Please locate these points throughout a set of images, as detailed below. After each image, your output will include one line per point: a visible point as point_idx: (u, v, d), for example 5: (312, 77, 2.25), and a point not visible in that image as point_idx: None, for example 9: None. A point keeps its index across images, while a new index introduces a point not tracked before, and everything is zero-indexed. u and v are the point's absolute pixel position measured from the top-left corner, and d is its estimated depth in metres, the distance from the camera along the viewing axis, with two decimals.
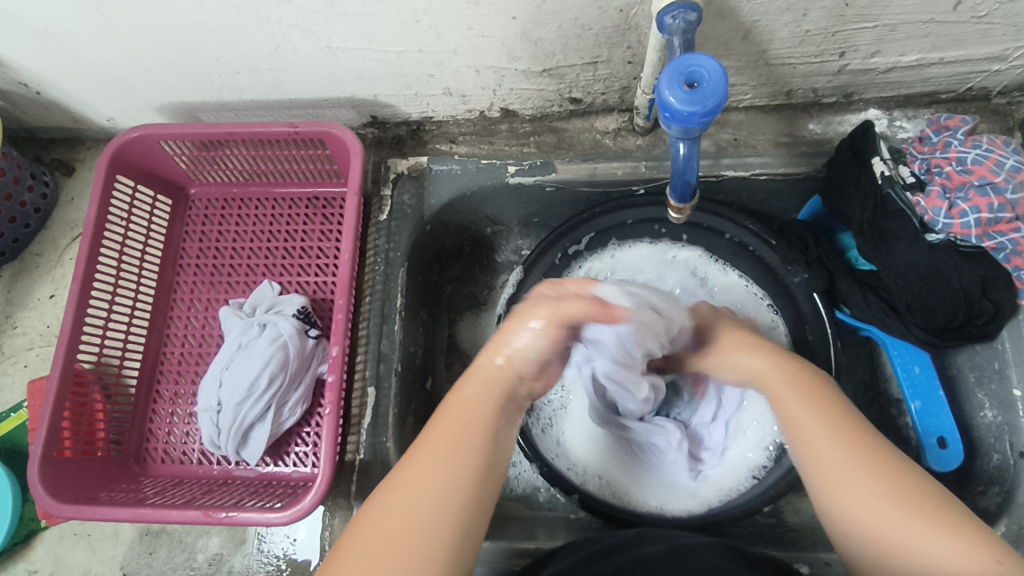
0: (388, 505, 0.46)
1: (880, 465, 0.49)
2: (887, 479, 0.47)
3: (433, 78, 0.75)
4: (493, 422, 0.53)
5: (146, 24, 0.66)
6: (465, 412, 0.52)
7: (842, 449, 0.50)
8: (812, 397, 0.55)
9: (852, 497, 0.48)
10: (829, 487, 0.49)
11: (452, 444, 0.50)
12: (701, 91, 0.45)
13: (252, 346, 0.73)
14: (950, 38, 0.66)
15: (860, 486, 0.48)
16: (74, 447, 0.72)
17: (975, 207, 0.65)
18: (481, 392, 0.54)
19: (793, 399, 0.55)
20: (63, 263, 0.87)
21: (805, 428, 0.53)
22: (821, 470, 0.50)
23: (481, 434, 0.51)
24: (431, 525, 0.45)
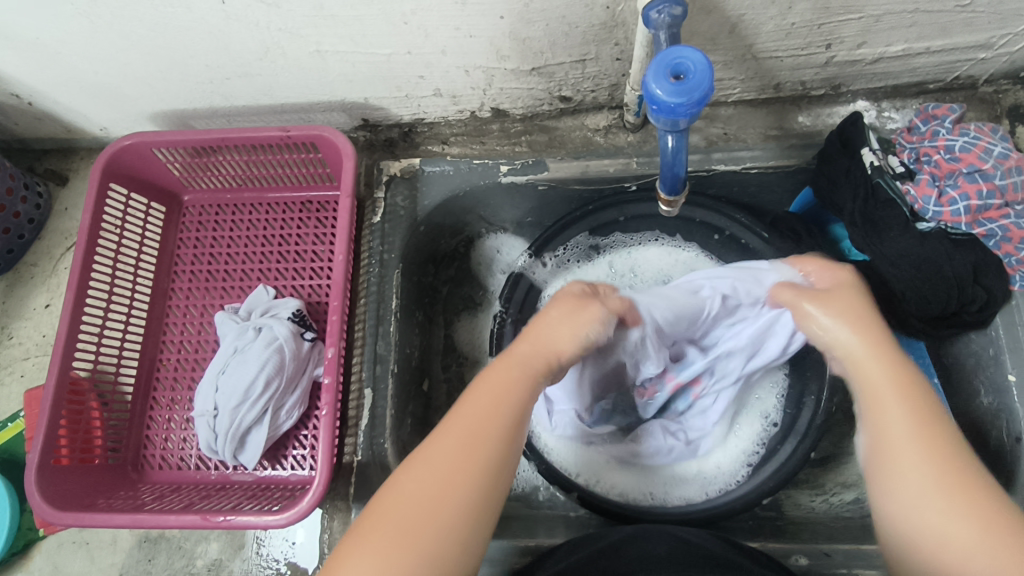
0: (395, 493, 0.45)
1: (953, 467, 0.44)
2: (955, 488, 0.43)
3: (423, 80, 0.75)
4: (521, 414, 0.50)
5: (135, 31, 0.66)
6: (500, 389, 0.50)
7: (919, 446, 0.45)
8: (906, 393, 0.48)
9: (906, 491, 0.45)
10: (893, 480, 0.46)
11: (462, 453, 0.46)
12: (687, 82, 0.45)
13: (248, 349, 0.73)
14: (935, 28, 0.67)
15: (929, 485, 0.44)
16: (71, 455, 0.72)
17: (965, 194, 0.66)
18: (511, 372, 0.51)
19: (879, 380, 0.49)
20: (58, 272, 0.87)
21: (884, 398, 0.48)
22: (897, 470, 0.45)
23: (514, 409, 0.49)
24: (454, 504, 0.44)
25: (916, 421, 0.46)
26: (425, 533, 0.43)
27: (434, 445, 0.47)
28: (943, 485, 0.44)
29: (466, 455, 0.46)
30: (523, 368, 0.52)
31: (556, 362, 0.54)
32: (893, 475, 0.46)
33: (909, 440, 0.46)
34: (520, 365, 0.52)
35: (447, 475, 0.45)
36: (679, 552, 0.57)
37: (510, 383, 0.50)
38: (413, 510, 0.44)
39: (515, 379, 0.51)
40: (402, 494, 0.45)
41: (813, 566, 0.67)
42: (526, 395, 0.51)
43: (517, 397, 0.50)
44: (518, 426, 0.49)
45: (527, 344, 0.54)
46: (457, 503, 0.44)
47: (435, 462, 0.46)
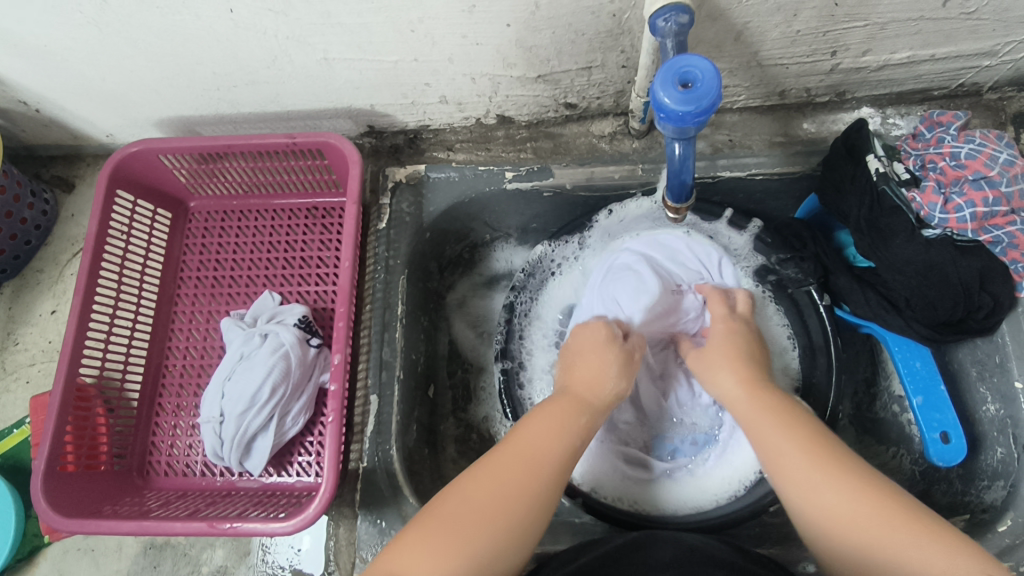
0: (443, 512, 0.51)
1: (841, 473, 0.51)
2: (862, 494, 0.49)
3: (430, 87, 0.76)
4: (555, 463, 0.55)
5: (144, 39, 0.67)
6: (540, 434, 0.56)
7: (803, 455, 0.53)
8: (775, 411, 0.57)
9: (819, 500, 0.50)
10: (799, 489, 0.52)
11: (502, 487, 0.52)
12: (695, 91, 0.45)
13: (254, 356, 0.73)
14: (940, 35, 0.67)
15: (820, 482, 0.51)
16: (77, 461, 0.72)
17: (971, 201, 0.66)
18: (566, 409, 0.59)
19: (761, 416, 0.57)
20: (64, 278, 0.87)
21: (767, 434, 0.56)
22: (803, 487, 0.51)
23: (562, 450, 0.56)
24: (504, 526, 0.51)
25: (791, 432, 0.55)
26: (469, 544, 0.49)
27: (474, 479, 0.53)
28: (844, 489, 0.50)
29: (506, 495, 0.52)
30: (578, 413, 0.59)
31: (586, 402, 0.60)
32: (799, 493, 0.52)
33: (798, 463, 0.52)
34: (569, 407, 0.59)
35: (496, 502, 0.51)
36: (686, 560, 0.57)
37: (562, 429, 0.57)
38: (473, 513, 0.51)
39: (561, 430, 0.57)
40: (447, 507, 0.51)
41: (821, 572, 0.67)
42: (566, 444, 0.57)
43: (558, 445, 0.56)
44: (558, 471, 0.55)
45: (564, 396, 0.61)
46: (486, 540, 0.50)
47: (478, 488, 0.52)
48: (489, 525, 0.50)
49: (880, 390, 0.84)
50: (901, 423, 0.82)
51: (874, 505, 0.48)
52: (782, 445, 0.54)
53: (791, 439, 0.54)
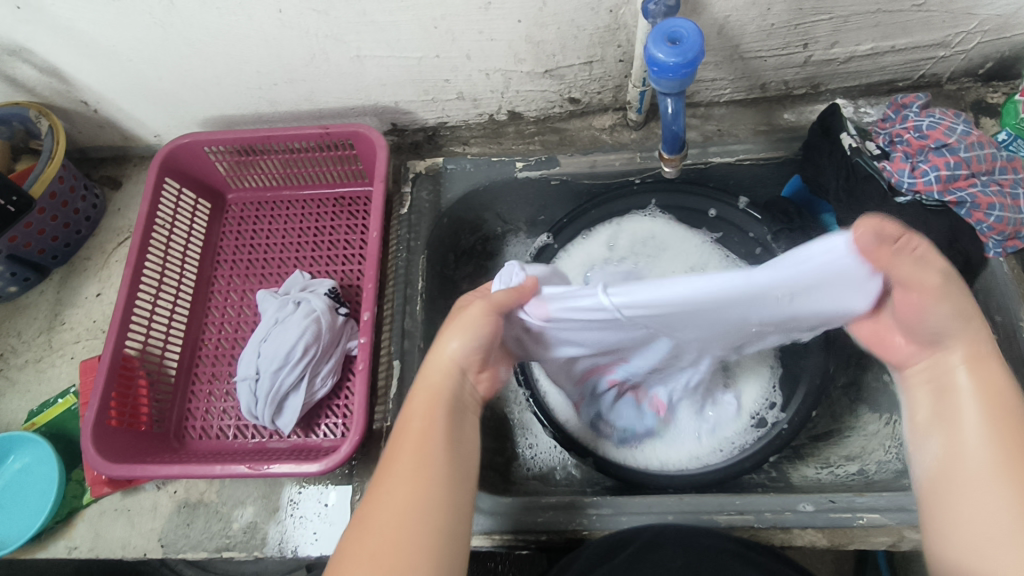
0: (383, 506, 0.49)
1: (1020, 448, 0.48)
2: (1013, 481, 0.47)
3: (449, 83, 0.85)
4: (438, 442, 0.52)
5: (202, 38, 0.76)
6: (412, 432, 0.52)
7: (987, 444, 0.49)
8: (992, 397, 0.51)
9: (978, 502, 0.48)
10: (954, 519, 0.49)
11: (408, 487, 0.49)
12: (682, 46, 0.53)
13: (288, 320, 0.78)
14: (896, 27, 0.76)
15: (991, 488, 0.48)
16: (122, 419, 0.77)
17: (935, 166, 0.73)
18: (432, 398, 0.54)
19: (963, 399, 0.52)
20: (109, 265, 0.94)
21: (967, 460, 0.49)
22: (969, 501, 0.48)
23: (441, 442, 0.52)
24: (413, 540, 0.47)
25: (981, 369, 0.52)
26: (403, 547, 0.47)
27: (382, 486, 0.50)
28: (993, 491, 0.47)
29: (411, 500, 0.49)
30: (441, 397, 0.54)
31: (462, 388, 0.56)
32: (966, 510, 0.48)
33: (985, 445, 0.49)
34: (429, 396, 0.54)
35: (413, 466, 0.50)
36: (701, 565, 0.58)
37: (429, 415, 0.53)
38: (389, 524, 0.48)
39: (425, 431, 0.52)
40: (382, 509, 0.48)
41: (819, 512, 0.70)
42: (446, 430, 0.53)
43: (439, 417, 0.53)
44: (452, 433, 0.54)
45: (433, 374, 0.55)
46: (415, 541, 0.47)
47: (398, 487, 0.50)
48: (403, 527, 0.48)
49: None
50: None
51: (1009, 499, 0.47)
52: (972, 440, 0.50)
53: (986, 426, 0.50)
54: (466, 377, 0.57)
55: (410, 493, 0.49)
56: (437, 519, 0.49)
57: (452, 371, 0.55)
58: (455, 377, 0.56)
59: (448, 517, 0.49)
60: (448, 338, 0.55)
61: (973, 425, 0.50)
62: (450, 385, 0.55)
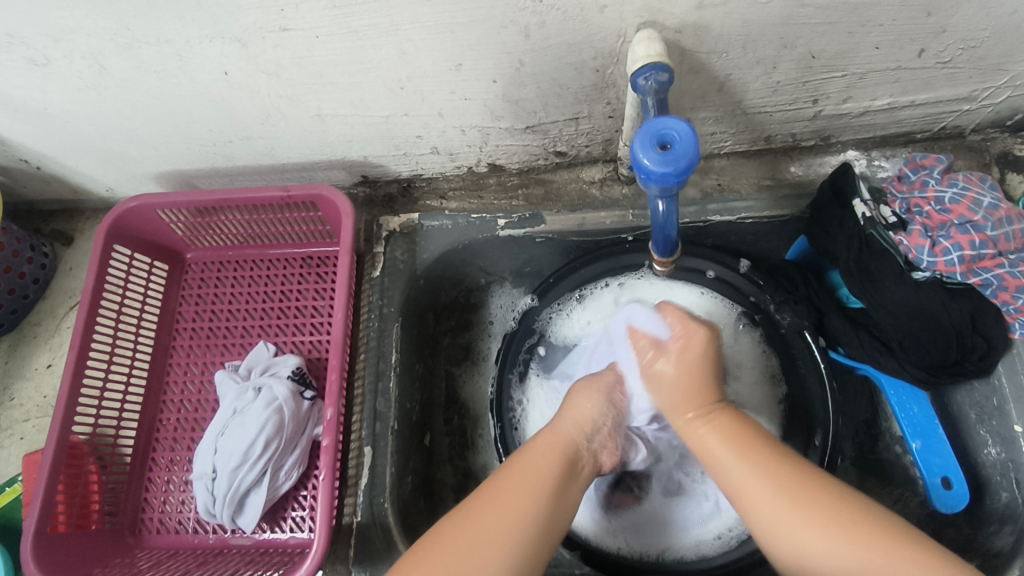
0: (469, 518, 0.54)
1: (809, 496, 0.53)
2: (846, 530, 0.51)
3: (421, 139, 0.77)
4: (558, 482, 0.58)
5: (142, 101, 0.68)
6: (533, 471, 0.58)
7: (765, 478, 0.55)
8: (727, 433, 0.59)
9: (766, 508, 0.54)
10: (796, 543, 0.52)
11: (501, 513, 0.54)
12: (673, 152, 0.45)
13: (247, 410, 0.72)
14: (918, 82, 0.68)
15: (792, 515, 0.52)
16: (69, 521, 0.71)
17: (958, 244, 0.65)
18: (550, 448, 0.60)
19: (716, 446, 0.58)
20: (60, 332, 0.87)
21: (763, 495, 0.54)
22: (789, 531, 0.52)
23: (544, 493, 0.56)
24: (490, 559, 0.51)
25: (758, 452, 0.57)
26: (485, 553, 0.52)
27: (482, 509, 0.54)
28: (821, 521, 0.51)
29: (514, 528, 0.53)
30: (559, 446, 0.60)
31: (581, 446, 0.62)
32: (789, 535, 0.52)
33: (757, 484, 0.55)
34: (559, 444, 0.61)
35: (518, 493, 0.56)
36: None
37: (548, 467, 0.58)
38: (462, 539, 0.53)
39: (545, 477, 0.57)
40: (469, 520, 0.54)
41: None
42: (563, 475, 0.59)
43: (554, 471, 0.58)
44: (568, 476, 0.59)
45: (557, 430, 0.62)
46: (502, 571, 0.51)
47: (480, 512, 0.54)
48: (498, 554, 0.52)
49: (880, 432, 0.83)
50: (902, 465, 0.81)
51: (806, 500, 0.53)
52: (764, 486, 0.54)
53: (760, 475, 0.55)
54: (591, 442, 0.63)
55: (507, 520, 0.54)
56: (531, 550, 0.53)
57: (582, 426, 0.63)
58: (570, 437, 0.62)
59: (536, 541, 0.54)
60: (585, 402, 0.65)
61: (742, 466, 0.56)
62: (565, 440, 0.61)
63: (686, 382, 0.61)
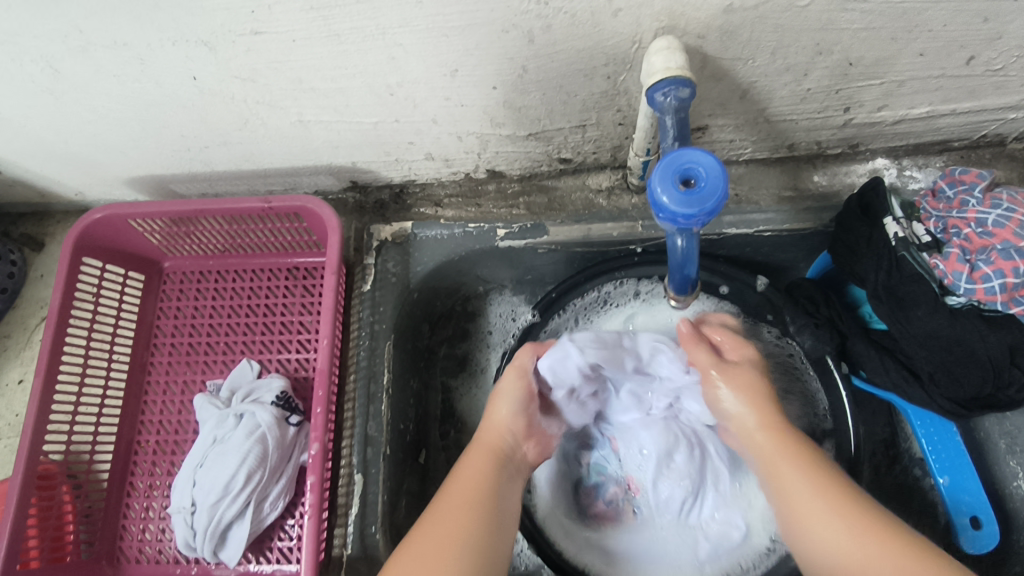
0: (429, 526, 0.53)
1: (893, 544, 0.47)
2: (868, 531, 0.49)
3: (414, 145, 0.70)
4: (488, 489, 0.57)
5: (105, 106, 0.62)
6: (471, 476, 0.58)
7: (817, 492, 0.52)
8: (818, 478, 0.54)
9: (824, 532, 0.50)
10: (809, 524, 0.51)
11: (452, 512, 0.53)
12: (697, 190, 0.40)
13: (228, 440, 0.68)
14: (962, 91, 0.62)
15: (824, 509, 0.51)
16: (41, 556, 0.67)
17: (1000, 271, 0.60)
18: (480, 453, 0.60)
19: (785, 464, 0.56)
20: (31, 345, 0.82)
21: (801, 508, 0.53)
22: (817, 525, 0.51)
23: (483, 488, 0.56)
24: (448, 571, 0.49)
25: (795, 449, 0.56)
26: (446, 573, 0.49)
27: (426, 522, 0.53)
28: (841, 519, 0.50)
29: (463, 518, 0.52)
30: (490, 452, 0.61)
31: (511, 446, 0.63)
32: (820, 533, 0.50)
33: (803, 489, 0.53)
34: (486, 446, 0.61)
35: (464, 493, 0.55)
36: None
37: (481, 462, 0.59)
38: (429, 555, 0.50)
39: (483, 473, 0.58)
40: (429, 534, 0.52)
41: None
42: (496, 474, 0.59)
43: (489, 462, 0.59)
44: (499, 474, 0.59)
45: (488, 433, 0.63)
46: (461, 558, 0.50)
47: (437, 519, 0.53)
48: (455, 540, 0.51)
49: (899, 453, 0.79)
50: (922, 489, 0.77)
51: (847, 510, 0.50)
52: (802, 492, 0.53)
53: (807, 481, 0.53)
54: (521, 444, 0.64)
55: (456, 522, 0.52)
56: (481, 540, 0.51)
57: (507, 429, 0.63)
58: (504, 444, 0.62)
59: (483, 546, 0.51)
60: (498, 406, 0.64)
61: (799, 478, 0.54)
62: (498, 442, 0.62)
63: (755, 381, 0.62)
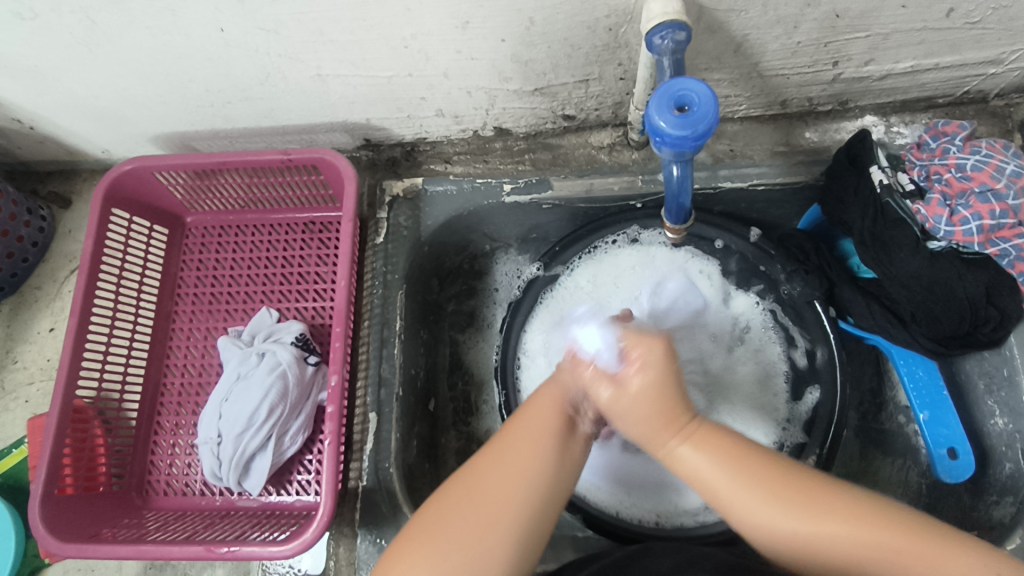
0: (482, 485, 0.51)
1: (819, 500, 0.47)
2: (815, 506, 0.47)
3: (426, 101, 0.74)
4: (558, 438, 0.55)
5: (136, 59, 0.66)
6: (537, 422, 0.55)
7: (741, 484, 0.48)
8: (710, 447, 0.51)
9: (770, 518, 0.47)
10: (760, 523, 0.48)
11: (519, 464, 0.52)
12: (692, 115, 0.45)
13: (252, 375, 0.72)
14: (944, 44, 0.66)
15: (770, 505, 0.48)
16: (76, 484, 0.72)
17: (977, 214, 0.64)
18: (549, 399, 0.57)
19: (699, 448, 0.51)
20: (61, 296, 0.87)
21: (733, 498, 0.49)
22: (762, 520, 0.48)
23: (549, 442, 0.54)
24: (506, 524, 0.50)
25: (681, 428, 0.52)
26: (496, 535, 0.49)
27: (485, 463, 0.52)
28: (777, 502, 0.47)
29: (524, 472, 0.52)
30: (559, 399, 0.57)
31: (583, 396, 0.58)
32: (755, 516, 0.48)
33: (729, 482, 0.49)
34: (553, 396, 0.57)
35: (526, 444, 0.54)
36: (691, 566, 0.55)
37: (545, 419, 0.55)
38: (470, 520, 0.49)
39: (549, 431, 0.55)
40: (488, 481, 0.51)
41: None
42: (562, 427, 0.56)
43: (555, 415, 0.56)
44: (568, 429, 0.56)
45: (555, 380, 0.58)
46: (512, 518, 0.50)
47: (491, 467, 0.52)
48: (511, 498, 0.51)
49: (885, 401, 0.82)
50: (907, 434, 0.81)
51: (803, 503, 0.47)
52: (725, 481, 0.49)
53: (749, 481, 0.48)
54: (589, 386, 0.59)
55: (515, 482, 0.51)
56: (534, 497, 0.51)
57: (584, 373, 0.59)
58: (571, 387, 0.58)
59: (543, 506, 0.52)
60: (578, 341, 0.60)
61: (722, 472, 0.49)
62: (566, 392, 0.57)
63: (653, 390, 0.52)
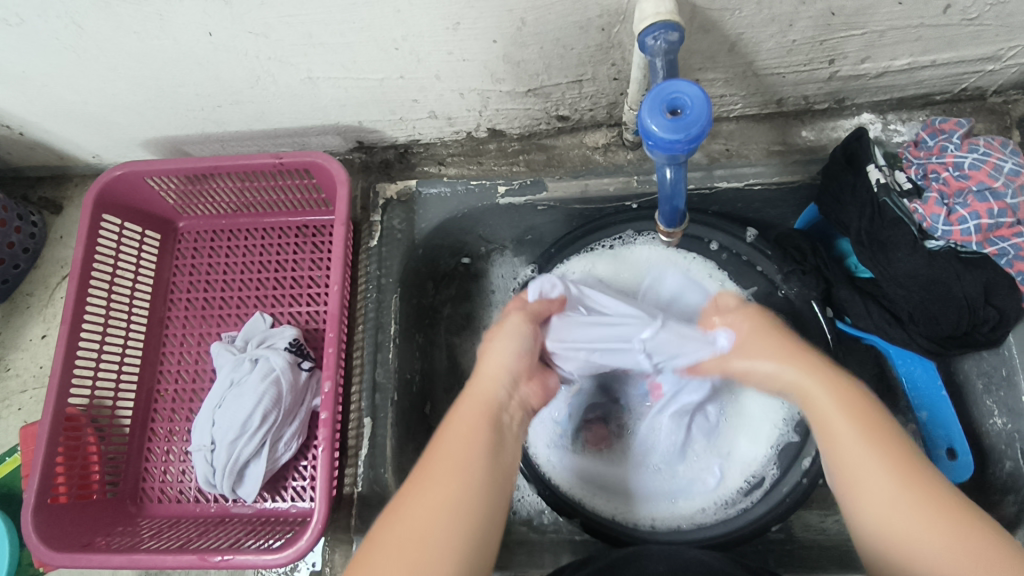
0: (408, 504, 0.47)
1: (931, 498, 0.45)
2: (923, 502, 0.45)
3: (418, 103, 0.74)
4: (487, 446, 0.51)
5: (124, 63, 0.65)
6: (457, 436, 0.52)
7: (855, 437, 0.49)
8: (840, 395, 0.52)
9: (871, 488, 0.47)
10: (856, 491, 0.48)
11: (445, 478, 0.48)
12: (684, 118, 0.45)
13: (244, 382, 0.72)
14: (941, 41, 0.65)
15: (878, 472, 0.47)
16: (69, 493, 0.71)
17: (975, 213, 0.64)
18: (472, 406, 0.54)
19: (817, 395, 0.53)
20: (53, 302, 0.86)
21: (840, 449, 0.50)
22: (858, 486, 0.48)
23: (479, 451, 0.50)
24: (437, 550, 0.44)
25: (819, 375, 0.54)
26: (428, 558, 0.44)
27: (410, 487, 0.48)
28: (878, 472, 0.47)
29: (454, 483, 0.48)
30: (482, 408, 0.54)
31: (505, 399, 0.56)
32: (852, 476, 0.48)
33: (843, 438, 0.50)
34: (469, 405, 0.54)
35: (452, 452, 0.50)
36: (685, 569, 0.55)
37: (470, 427, 0.52)
38: (399, 541, 0.45)
39: (472, 437, 0.51)
40: (411, 504, 0.47)
41: None
42: (492, 436, 0.52)
43: (481, 421, 0.53)
44: (498, 436, 0.53)
45: (474, 386, 0.56)
46: (449, 534, 0.45)
47: (416, 486, 0.48)
48: (441, 512, 0.46)
49: None
50: None
51: (910, 485, 0.46)
52: (840, 426, 0.50)
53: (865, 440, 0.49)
54: (516, 389, 0.58)
55: (441, 499, 0.47)
56: (469, 511, 0.47)
57: (502, 380, 0.57)
58: (494, 396, 0.56)
59: (479, 519, 0.47)
60: (501, 347, 0.60)
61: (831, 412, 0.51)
62: (488, 397, 0.55)
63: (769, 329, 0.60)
